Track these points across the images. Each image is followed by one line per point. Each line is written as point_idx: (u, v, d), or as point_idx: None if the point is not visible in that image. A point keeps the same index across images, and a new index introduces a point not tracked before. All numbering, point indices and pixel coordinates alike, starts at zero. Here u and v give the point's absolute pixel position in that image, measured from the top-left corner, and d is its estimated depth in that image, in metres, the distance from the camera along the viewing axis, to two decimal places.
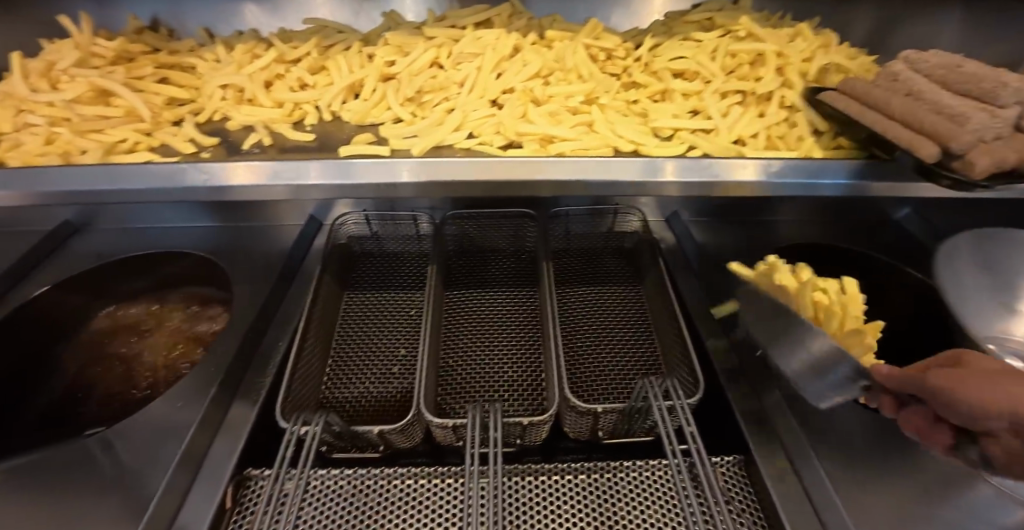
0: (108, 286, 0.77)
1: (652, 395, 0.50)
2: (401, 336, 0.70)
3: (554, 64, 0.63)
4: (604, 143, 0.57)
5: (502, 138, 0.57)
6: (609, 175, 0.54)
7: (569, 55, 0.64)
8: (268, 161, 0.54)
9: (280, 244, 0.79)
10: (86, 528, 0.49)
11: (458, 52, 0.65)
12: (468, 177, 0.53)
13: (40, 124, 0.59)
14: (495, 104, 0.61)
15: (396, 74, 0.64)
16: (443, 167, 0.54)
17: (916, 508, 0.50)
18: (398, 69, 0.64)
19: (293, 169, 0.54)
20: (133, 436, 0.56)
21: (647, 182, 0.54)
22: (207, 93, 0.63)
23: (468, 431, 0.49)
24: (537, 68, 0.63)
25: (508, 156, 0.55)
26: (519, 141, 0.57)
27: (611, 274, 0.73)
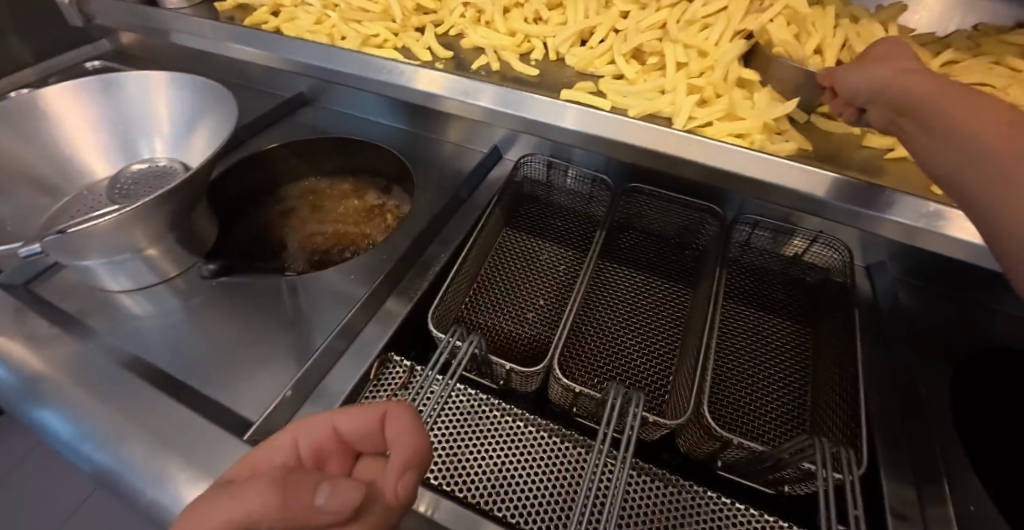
0: (317, 157, 0.87)
1: (816, 456, 0.44)
2: (544, 288, 0.71)
3: None
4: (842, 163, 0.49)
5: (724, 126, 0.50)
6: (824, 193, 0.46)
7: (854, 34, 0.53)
8: (457, 75, 0.57)
9: (462, 164, 0.83)
10: (265, 353, 0.59)
11: (701, 14, 0.57)
12: (652, 149, 0.50)
13: (315, 5, 0.67)
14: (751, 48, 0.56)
15: (621, 27, 0.60)
16: (629, 130, 0.51)
17: None
18: (629, 21, 0.59)
19: (471, 87, 0.55)
20: (311, 291, 0.65)
21: (881, 220, 0.46)
22: (450, 7, 0.66)
23: (605, 410, 0.48)
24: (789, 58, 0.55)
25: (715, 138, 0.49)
26: (753, 138, 0.50)
27: (781, 303, 0.66)
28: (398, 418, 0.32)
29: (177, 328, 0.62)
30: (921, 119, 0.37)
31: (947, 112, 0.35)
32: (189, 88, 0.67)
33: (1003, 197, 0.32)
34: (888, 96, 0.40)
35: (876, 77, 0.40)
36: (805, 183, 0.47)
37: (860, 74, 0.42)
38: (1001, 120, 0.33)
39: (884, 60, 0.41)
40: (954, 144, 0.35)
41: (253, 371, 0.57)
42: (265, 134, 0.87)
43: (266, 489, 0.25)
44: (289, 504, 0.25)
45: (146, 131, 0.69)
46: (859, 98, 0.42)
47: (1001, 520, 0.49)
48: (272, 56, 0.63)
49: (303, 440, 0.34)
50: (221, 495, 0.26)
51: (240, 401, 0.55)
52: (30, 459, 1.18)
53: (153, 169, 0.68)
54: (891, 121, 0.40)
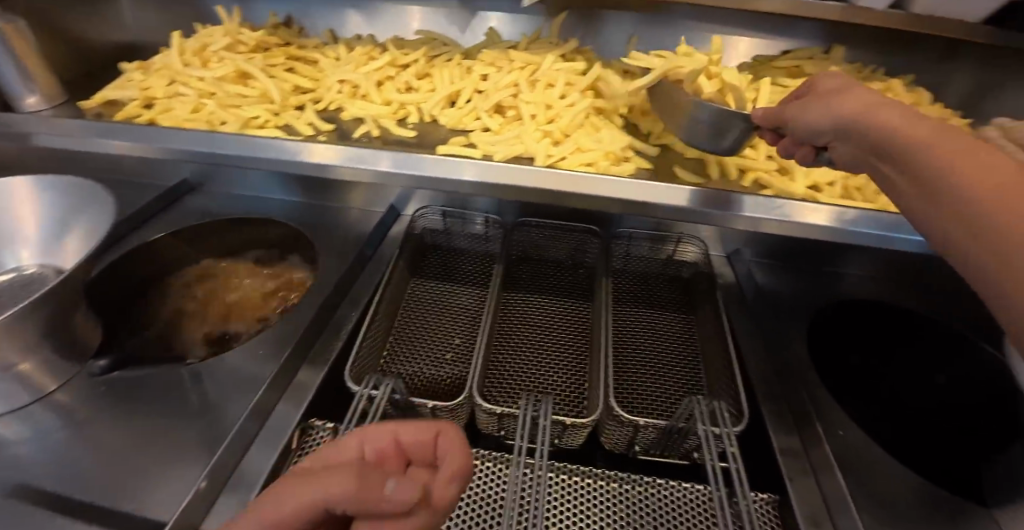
0: (210, 241, 0.86)
1: (697, 417, 0.51)
2: (458, 327, 0.75)
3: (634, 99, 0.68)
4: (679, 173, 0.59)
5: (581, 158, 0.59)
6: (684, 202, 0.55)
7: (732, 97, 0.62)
8: (351, 146, 0.60)
9: (362, 226, 0.87)
10: (171, 449, 0.56)
11: (546, 76, 0.67)
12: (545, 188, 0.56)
13: (189, 95, 0.69)
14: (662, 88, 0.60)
15: (482, 89, 0.68)
16: (520, 175, 0.57)
17: None
18: (490, 82, 0.68)
19: (368, 156, 0.59)
20: (217, 377, 0.63)
21: (729, 218, 0.55)
22: (326, 85, 0.71)
23: (518, 421, 0.52)
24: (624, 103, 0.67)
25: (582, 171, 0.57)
26: (603, 165, 0.58)
27: (665, 299, 0.75)
28: (452, 438, 0.34)
29: (62, 447, 0.57)
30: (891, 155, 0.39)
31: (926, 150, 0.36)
32: (55, 192, 0.65)
33: (991, 252, 0.31)
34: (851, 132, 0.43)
35: (837, 116, 0.43)
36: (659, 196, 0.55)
37: (818, 114, 0.45)
38: (984, 160, 0.34)
39: (835, 94, 0.45)
40: (922, 174, 0.36)
41: (160, 471, 0.54)
42: (149, 225, 0.84)
43: (345, 477, 0.26)
44: (367, 491, 0.26)
45: (11, 241, 0.65)
46: (824, 134, 0.45)
47: (862, 440, 0.59)
48: (146, 147, 0.62)
49: (366, 445, 0.33)
50: (297, 482, 0.27)
51: (148, 507, 0.51)
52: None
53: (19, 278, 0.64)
54: (856, 149, 0.43)
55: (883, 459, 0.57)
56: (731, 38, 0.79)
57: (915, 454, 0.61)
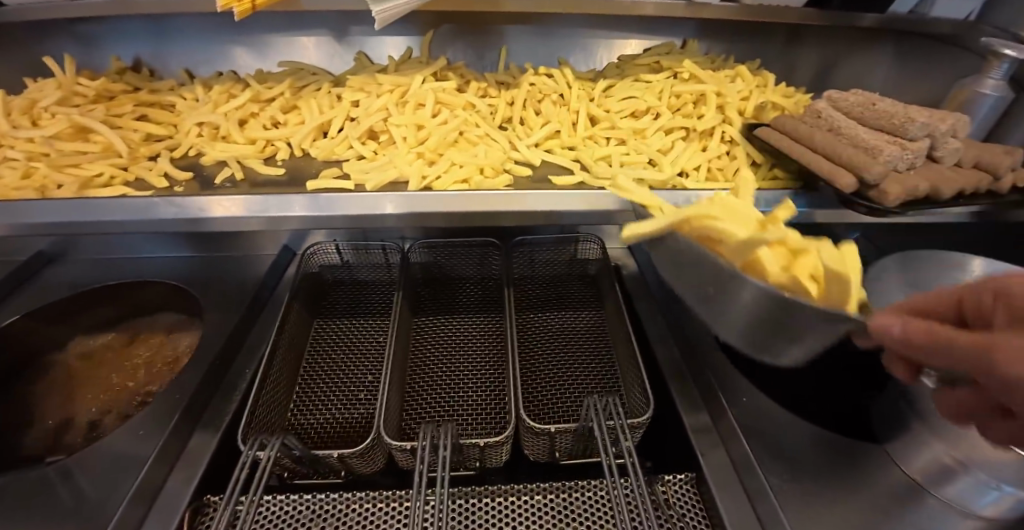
0: (77, 314, 0.77)
1: (595, 415, 0.52)
2: (369, 363, 0.72)
3: (508, 109, 0.68)
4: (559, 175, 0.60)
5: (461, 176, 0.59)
6: (589, 207, 0.57)
7: (819, 282, 0.40)
8: (254, 194, 0.57)
9: (253, 272, 0.81)
10: None
11: (415, 96, 0.66)
12: (464, 210, 0.56)
13: (18, 159, 0.61)
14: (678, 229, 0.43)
15: (352, 117, 0.66)
16: (438, 201, 0.57)
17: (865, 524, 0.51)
18: (360, 108, 0.67)
19: (277, 202, 0.57)
20: (93, 466, 0.56)
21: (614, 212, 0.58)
22: (183, 130, 0.66)
23: (419, 453, 0.50)
24: (497, 116, 0.67)
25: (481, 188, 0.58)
26: (477, 180, 0.59)
27: (573, 299, 0.76)
28: None
29: None
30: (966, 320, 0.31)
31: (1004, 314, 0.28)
32: None
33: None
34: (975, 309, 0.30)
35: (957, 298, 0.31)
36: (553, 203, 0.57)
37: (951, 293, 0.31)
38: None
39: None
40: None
41: None
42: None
43: None
44: None
45: None
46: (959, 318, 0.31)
47: (764, 402, 0.63)
48: None
49: None
50: None
51: None
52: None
53: None
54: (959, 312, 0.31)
55: (784, 419, 0.61)
56: (599, 40, 0.82)
57: (818, 407, 0.64)
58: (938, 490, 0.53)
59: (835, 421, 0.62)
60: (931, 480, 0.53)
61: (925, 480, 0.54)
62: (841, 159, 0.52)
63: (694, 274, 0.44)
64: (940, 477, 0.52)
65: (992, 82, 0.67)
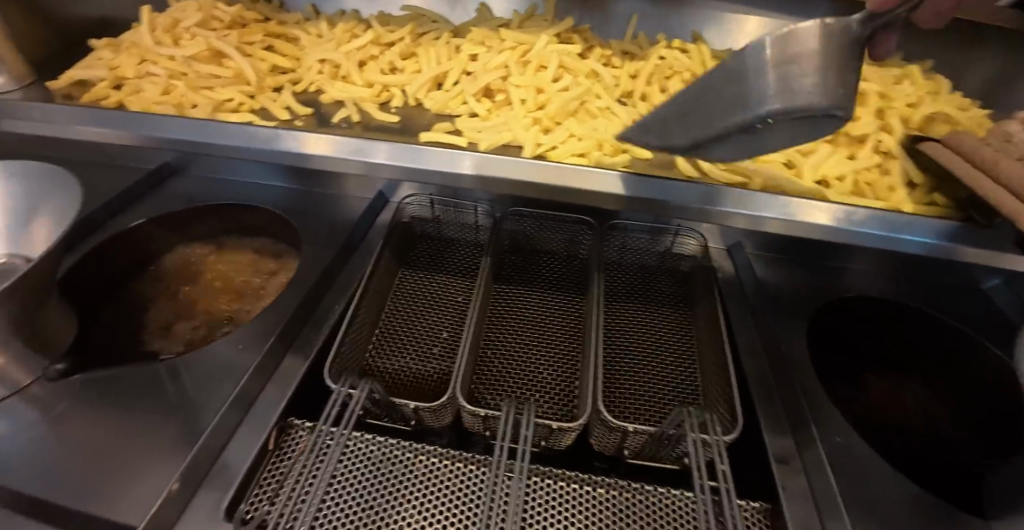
0: (191, 226, 0.84)
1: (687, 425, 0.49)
2: (446, 320, 0.73)
3: (630, 81, 0.64)
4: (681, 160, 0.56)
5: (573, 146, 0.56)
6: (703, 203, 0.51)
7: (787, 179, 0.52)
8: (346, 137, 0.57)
9: (348, 212, 0.84)
10: (149, 442, 0.55)
11: (537, 57, 0.63)
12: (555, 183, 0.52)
13: (160, 75, 0.65)
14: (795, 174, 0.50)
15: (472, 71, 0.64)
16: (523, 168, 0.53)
17: None
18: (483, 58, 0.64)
19: (365, 146, 0.56)
20: (197, 370, 0.61)
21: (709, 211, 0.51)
22: (306, 65, 0.67)
23: (500, 425, 0.50)
24: (620, 87, 0.63)
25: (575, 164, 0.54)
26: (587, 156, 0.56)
27: (659, 294, 0.73)
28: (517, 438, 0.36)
29: (38, 436, 0.56)
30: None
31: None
32: (19, 177, 0.62)
33: None
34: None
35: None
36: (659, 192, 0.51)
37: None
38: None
39: None
40: None
41: (135, 465, 0.53)
42: (129, 211, 0.81)
43: None
44: None
45: None
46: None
47: (860, 444, 0.57)
48: (120, 133, 0.59)
49: None
50: None
51: (121, 508, 0.50)
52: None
53: None
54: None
55: (879, 468, 0.55)
56: (741, 16, 0.74)
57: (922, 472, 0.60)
58: None
59: (909, 468, 0.60)
60: None
61: None
62: None
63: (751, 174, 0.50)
64: None
65: None
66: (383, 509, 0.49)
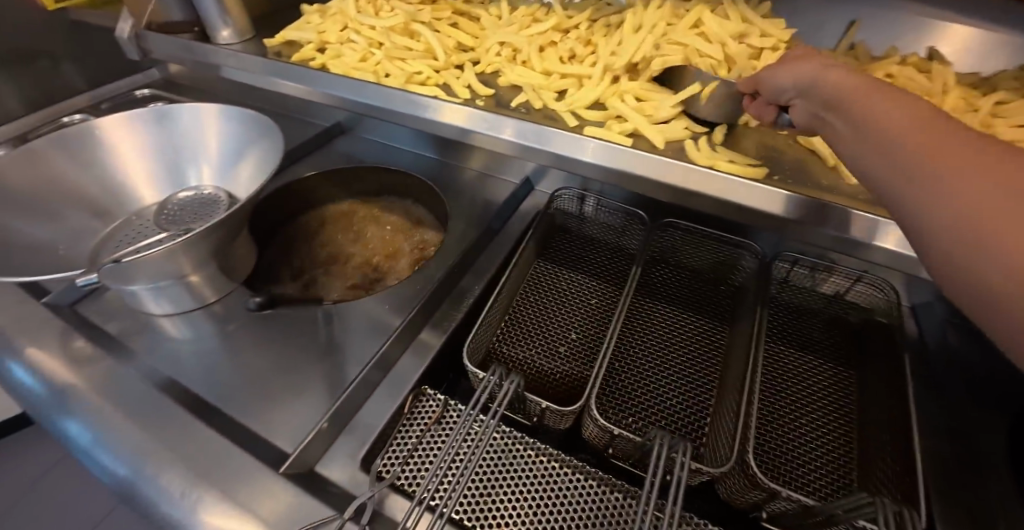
0: (351, 184, 0.90)
1: (877, 516, 0.41)
2: (577, 320, 0.70)
3: None
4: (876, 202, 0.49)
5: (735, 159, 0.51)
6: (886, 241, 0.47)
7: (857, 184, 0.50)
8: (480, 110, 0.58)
9: (494, 194, 0.84)
10: (301, 378, 0.60)
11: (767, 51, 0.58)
12: (671, 183, 0.52)
13: (359, 43, 0.69)
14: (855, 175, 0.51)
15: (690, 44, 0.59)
16: (649, 164, 0.52)
17: None
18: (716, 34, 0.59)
19: (493, 120, 0.57)
20: (345, 320, 0.66)
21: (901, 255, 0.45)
22: (486, 46, 0.68)
23: (650, 457, 0.46)
24: None
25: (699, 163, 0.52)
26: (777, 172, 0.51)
27: (821, 343, 0.64)
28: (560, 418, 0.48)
29: (211, 349, 0.64)
30: (836, 109, 0.40)
31: (862, 102, 0.38)
32: (232, 121, 0.70)
33: None
34: (811, 84, 0.43)
35: (800, 72, 0.44)
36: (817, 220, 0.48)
37: (783, 75, 0.45)
38: (911, 110, 0.35)
39: None
40: None
41: (290, 396, 0.58)
42: (303, 163, 0.89)
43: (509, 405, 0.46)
44: None
45: (193, 160, 0.71)
46: (785, 90, 0.46)
47: None
48: (301, 87, 0.67)
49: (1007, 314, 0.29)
50: None
51: (274, 432, 0.55)
52: (45, 482, 1.23)
53: (198, 197, 0.69)
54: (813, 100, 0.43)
55: None
56: None
57: None
58: None
59: None
60: None
61: None
62: None
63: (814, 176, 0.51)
64: None
65: None
66: (504, 503, 0.49)
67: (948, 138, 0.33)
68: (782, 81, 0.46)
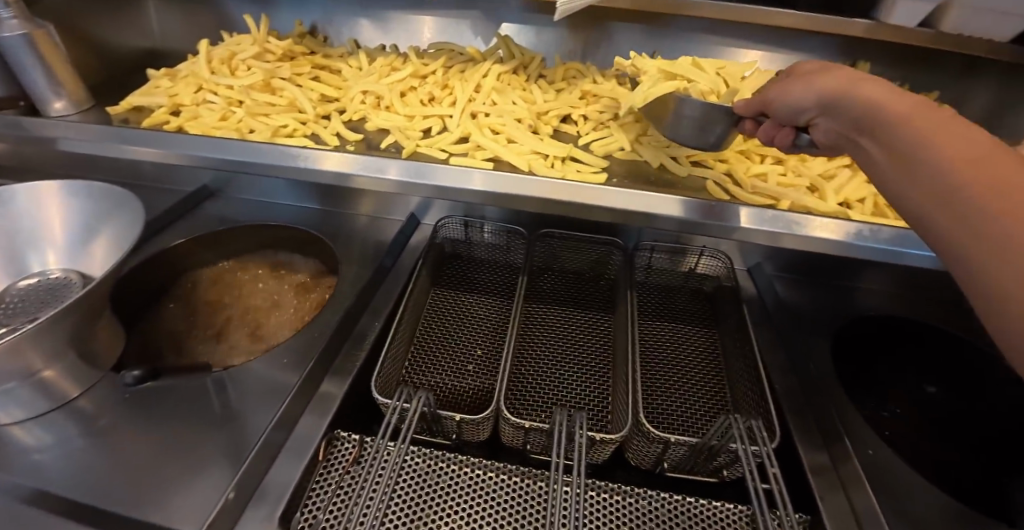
0: (227, 247, 0.86)
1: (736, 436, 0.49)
2: (479, 336, 0.74)
3: None
4: (695, 188, 0.61)
5: (591, 169, 0.61)
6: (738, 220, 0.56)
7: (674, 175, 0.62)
8: (358, 155, 0.61)
9: (382, 235, 0.86)
10: (197, 455, 0.56)
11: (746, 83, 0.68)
12: (548, 198, 0.57)
13: (218, 103, 0.69)
14: (677, 170, 0.62)
15: (683, 72, 0.67)
16: (531, 185, 0.58)
17: None
18: (707, 70, 0.69)
19: (371, 163, 0.60)
20: (240, 384, 0.63)
21: (733, 228, 0.56)
22: (349, 96, 0.71)
23: (554, 438, 0.51)
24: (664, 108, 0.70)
25: (563, 178, 0.59)
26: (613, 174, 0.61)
27: (687, 313, 0.75)
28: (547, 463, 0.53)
29: (81, 449, 0.57)
30: (873, 130, 0.41)
31: (902, 124, 0.39)
32: (81, 197, 0.65)
33: None
34: (836, 104, 0.44)
35: (827, 90, 0.45)
36: (660, 206, 0.56)
37: (807, 91, 0.47)
38: (966, 135, 0.35)
39: None
40: None
41: (189, 476, 0.54)
42: (169, 231, 0.84)
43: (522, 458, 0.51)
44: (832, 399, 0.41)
45: (36, 244, 0.65)
46: (806, 107, 0.47)
47: (891, 457, 0.59)
48: (160, 152, 0.63)
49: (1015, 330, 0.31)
50: None
51: (173, 518, 0.51)
52: None
53: (44, 282, 0.63)
54: (840, 119, 0.45)
55: (911, 482, 0.57)
56: (749, 51, 0.80)
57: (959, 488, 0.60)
58: None
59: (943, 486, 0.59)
60: None
61: None
62: None
63: (653, 180, 0.62)
64: None
65: None
66: (434, 521, 0.50)
67: (1000, 167, 0.33)
68: (802, 101, 0.48)
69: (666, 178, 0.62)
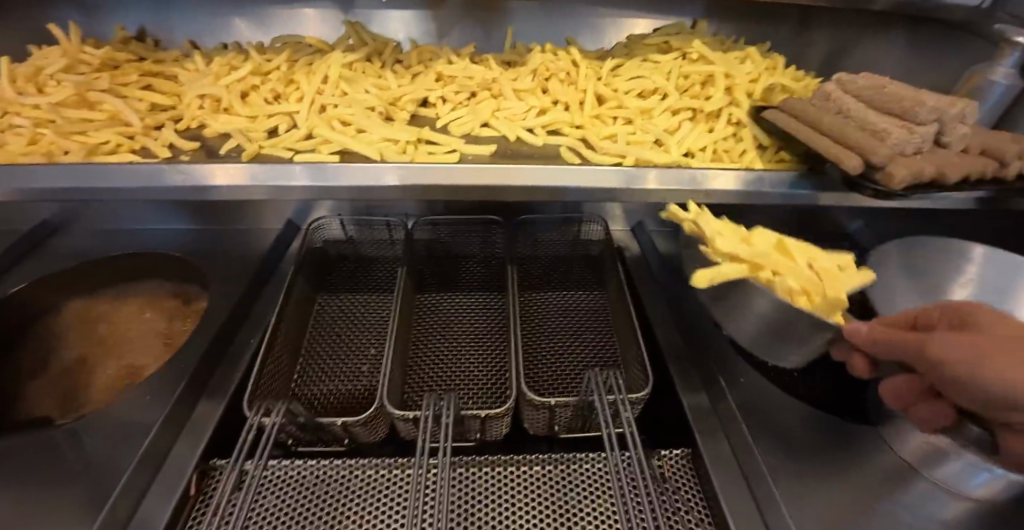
0: (79, 284, 0.78)
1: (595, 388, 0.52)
2: (371, 336, 0.72)
3: (545, 77, 0.71)
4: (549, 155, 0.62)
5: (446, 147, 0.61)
6: (603, 181, 0.58)
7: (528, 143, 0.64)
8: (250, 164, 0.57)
9: (259, 247, 0.82)
10: (49, 514, 0.50)
11: (845, 284, 0.51)
12: (462, 182, 0.57)
13: (25, 125, 0.61)
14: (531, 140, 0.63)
15: (770, 263, 0.52)
16: (435, 171, 0.56)
17: (868, 507, 0.53)
18: (808, 264, 0.53)
19: (280, 170, 0.57)
20: (98, 429, 0.58)
21: (593, 188, 0.58)
22: (185, 102, 0.65)
23: (422, 424, 0.50)
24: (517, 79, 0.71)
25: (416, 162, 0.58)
26: (466, 151, 0.61)
27: (574, 279, 0.77)
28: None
29: None
30: None
31: None
32: None
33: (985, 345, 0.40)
34: None
35: None
36: (522, 175, 0.57)
37: None
38: None
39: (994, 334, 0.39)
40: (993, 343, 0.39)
41: None
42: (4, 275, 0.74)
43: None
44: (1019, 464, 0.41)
45: None
46: None
47: (761, 381, 0.64)
48: None
49: None
50: None
51: None
52: None
53: None
54: None
55: (780, 403, 0.62)
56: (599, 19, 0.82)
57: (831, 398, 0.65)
58: (929, 472, 0.55)
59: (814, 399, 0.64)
60: (923, 462, 0.55)
61: (917, 463, 0.56)
62: (849, 142, 0.56)
63: (513, 155, 0.62)
64: (933, 460, 0.54)
65: (1003, 71, 0.67)
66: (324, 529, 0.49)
67: None
68: None
69: (525, 152, 0.63)
